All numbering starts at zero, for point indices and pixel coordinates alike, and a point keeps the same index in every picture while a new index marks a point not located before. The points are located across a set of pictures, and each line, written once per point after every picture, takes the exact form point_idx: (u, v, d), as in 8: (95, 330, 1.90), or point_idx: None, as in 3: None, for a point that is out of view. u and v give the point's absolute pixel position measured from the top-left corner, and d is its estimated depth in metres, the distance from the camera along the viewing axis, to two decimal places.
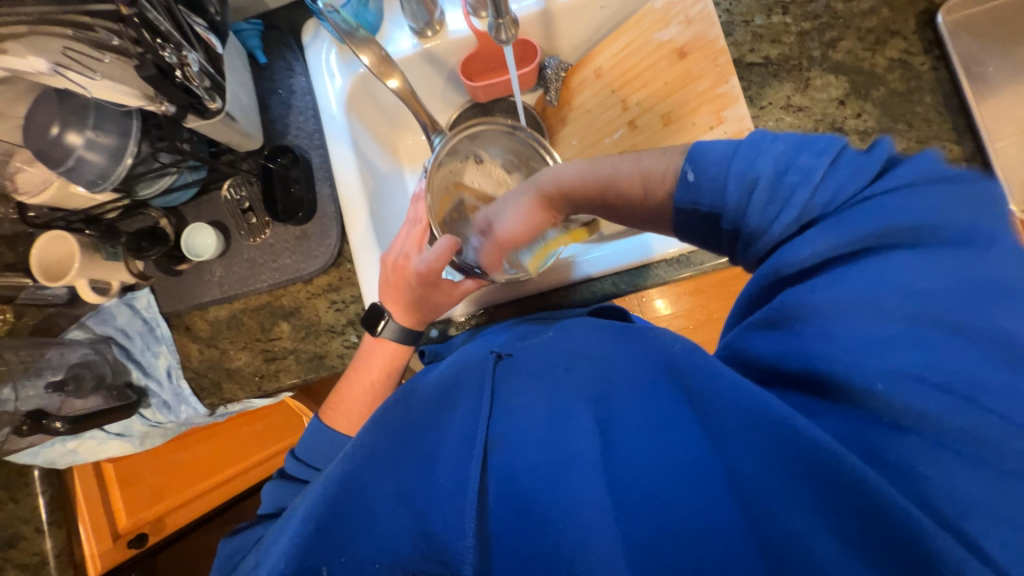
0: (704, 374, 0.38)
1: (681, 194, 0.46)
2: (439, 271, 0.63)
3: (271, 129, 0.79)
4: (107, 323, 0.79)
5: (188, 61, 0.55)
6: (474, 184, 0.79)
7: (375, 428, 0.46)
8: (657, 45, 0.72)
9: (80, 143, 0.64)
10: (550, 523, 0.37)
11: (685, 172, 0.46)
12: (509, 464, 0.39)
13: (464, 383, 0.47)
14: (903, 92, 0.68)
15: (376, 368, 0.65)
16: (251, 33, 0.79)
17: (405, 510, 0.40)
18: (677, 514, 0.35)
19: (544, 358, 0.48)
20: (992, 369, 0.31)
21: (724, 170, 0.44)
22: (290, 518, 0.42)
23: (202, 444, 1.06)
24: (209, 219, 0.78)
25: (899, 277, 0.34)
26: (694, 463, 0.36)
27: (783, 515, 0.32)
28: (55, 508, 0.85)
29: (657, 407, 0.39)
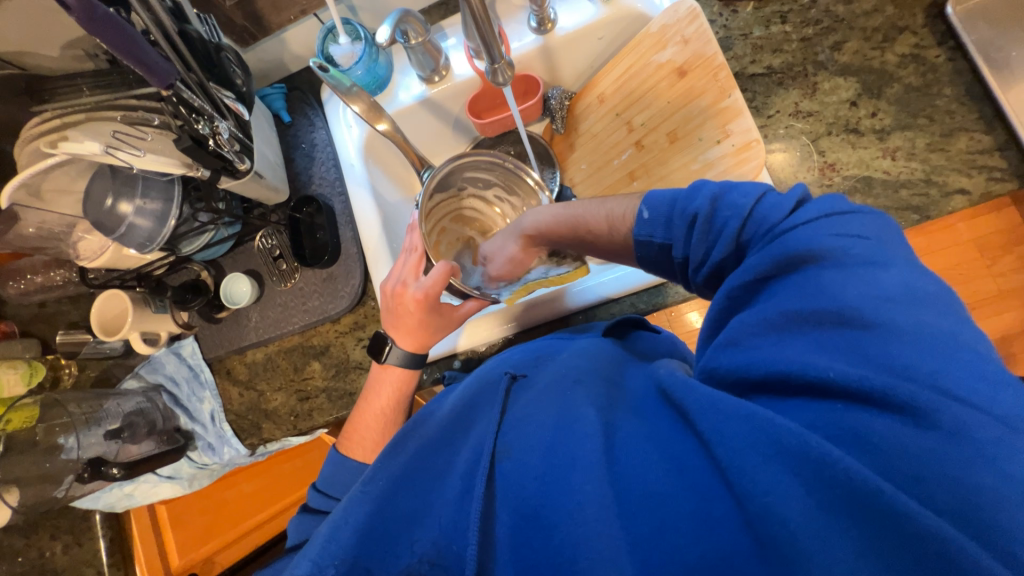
0: (683, 385, 0.41)
1: (639, 229, 0.52)
2: (436, 295, 0.64)
3: (297, 180, 0.85)
4: (157, 371, 0.85)
5: (219, 130, 0.61)
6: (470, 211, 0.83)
7: (400, 448, 0.50)
8: (657, 66, 0.74)
9: (130, 211, 0.70)
10: (556, 528, 0.38)
11: (641, 211, 0.52)
12: (514, 473, 0.42)
13: (483, 403, 0.51)
14: (919, 86, 0.65)
15: (386, 394, 0.66)
16: (275, 96, 0.86)
17: (423, 528, 0.43)
18: (670, 517, 0.36)
19: (552, 376, 0.51)
20: (929, 356, 0.33)
21: (670, 213, 0.50)
22: (309, 545, 0.44)
23: (248, 482, 1.08)
24: (244, 268, 0.84)
25: (856, 289, 0.36)
26: (688, 466, 0.38)
27: (780, 508, 0.32)
28: (114, 550, 0.95)
29: (651, 419, 0.43)
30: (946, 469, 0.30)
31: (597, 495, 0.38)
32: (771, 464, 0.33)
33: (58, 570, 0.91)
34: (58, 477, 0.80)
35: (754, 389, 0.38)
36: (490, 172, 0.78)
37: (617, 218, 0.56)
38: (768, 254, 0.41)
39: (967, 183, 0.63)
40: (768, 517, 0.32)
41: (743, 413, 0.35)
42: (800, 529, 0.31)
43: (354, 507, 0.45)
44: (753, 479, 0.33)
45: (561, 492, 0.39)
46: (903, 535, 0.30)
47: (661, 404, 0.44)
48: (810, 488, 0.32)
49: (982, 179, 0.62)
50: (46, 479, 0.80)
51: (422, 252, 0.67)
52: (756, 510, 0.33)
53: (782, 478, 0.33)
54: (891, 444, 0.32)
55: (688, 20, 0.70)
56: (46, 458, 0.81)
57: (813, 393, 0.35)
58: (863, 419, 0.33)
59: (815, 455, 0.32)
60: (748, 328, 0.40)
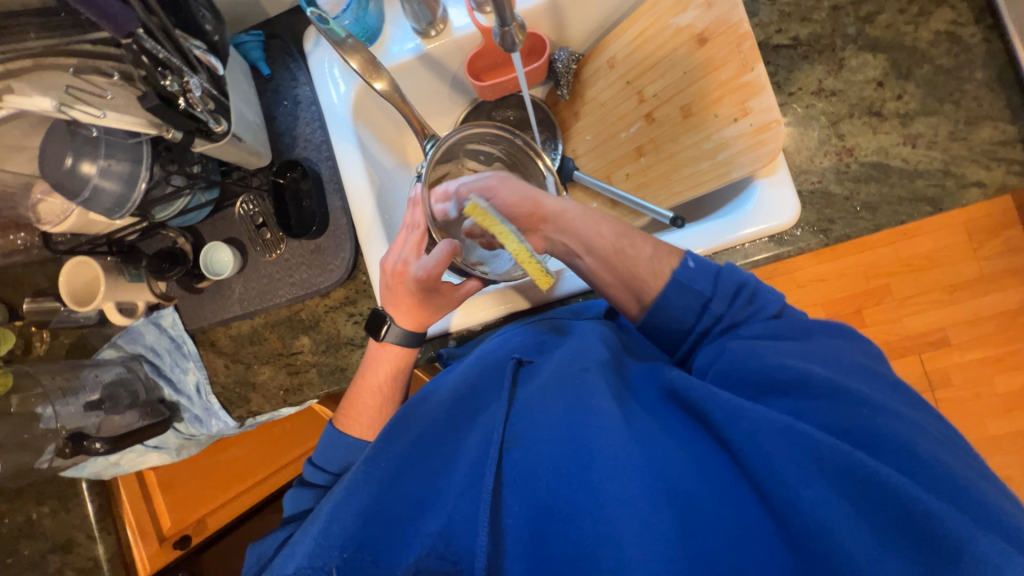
0: (705, 391, 0.43)
1: (682, 273, 0.53)
2: (438, 276, 0.60)
3: (279, 142, 0.78)
4: (136, 341, 0.82)
5: (190, 87, 0.54)
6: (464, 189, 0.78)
7: (402, 427, 0.49)
8: (675, 31, 0.68)
9: (94, 171, 0.63)
10: (574, 522, 0.39)
11: (687, 258, 0.54)
12: (527, 462, 0.42)
13: (486, 388, 0.51)
14: (950, 68, 0.62)
15: (384, 371, 0.64)
16: (252, 44, 0.77)
17: (430, 516, 0.43)
18: (691, 513, 0.38)
19: (557, 361, 0.50)
20: (912, 397, 0.44)
21: (717, 273, 0.53)
22: (311, 523, 0.43)
23: (238, 447, 1.08)
24: (224, 236, 0.78)
25: (862, 353, 0.47)
26: (711, 463, 0.41)
27: (822, 516, 0.36)
28: (105, 517, 0.93)
29: (658, 414, 0.46)
30: (945, 476, 0.38)
31: (618, 491, 0.38)
32: (809, 472, 0.37)
33: (45, 535, 0.89)
34: (37, 446, 0.78)
35: (771, 392, 0.44)
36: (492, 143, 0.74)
37: (656, 257, 0.55)
38: (798, 318, 0.50)
39: (984, 176, 0.60)
40: (797, 512, 0.36)
41: (778, 425, 0.39)
42: (838, 532, 0.35)
43: (356, 488, 0.44)
44: (788, 484, 0.37)
45: (581, 486, 0.40)
46: (935, 538, 0.35)
47: (668, 403, 0.47)
48: (844, 494, 0.36)
49: (1000, 172, 0.60)
50: (26, 448, 0.78)
51: (426, 229, 0.63)
52: (781, 506, 0.37)
53: (816, 486, 0.37)
54: (889, 453, 0.39)
55: None
56: (26, 428, 0.78)
57: (834, 404, 0.41)
58: (875, 434, 0.39)
59: (854, 467, 0.36)
60: (772, 348, 0.47)
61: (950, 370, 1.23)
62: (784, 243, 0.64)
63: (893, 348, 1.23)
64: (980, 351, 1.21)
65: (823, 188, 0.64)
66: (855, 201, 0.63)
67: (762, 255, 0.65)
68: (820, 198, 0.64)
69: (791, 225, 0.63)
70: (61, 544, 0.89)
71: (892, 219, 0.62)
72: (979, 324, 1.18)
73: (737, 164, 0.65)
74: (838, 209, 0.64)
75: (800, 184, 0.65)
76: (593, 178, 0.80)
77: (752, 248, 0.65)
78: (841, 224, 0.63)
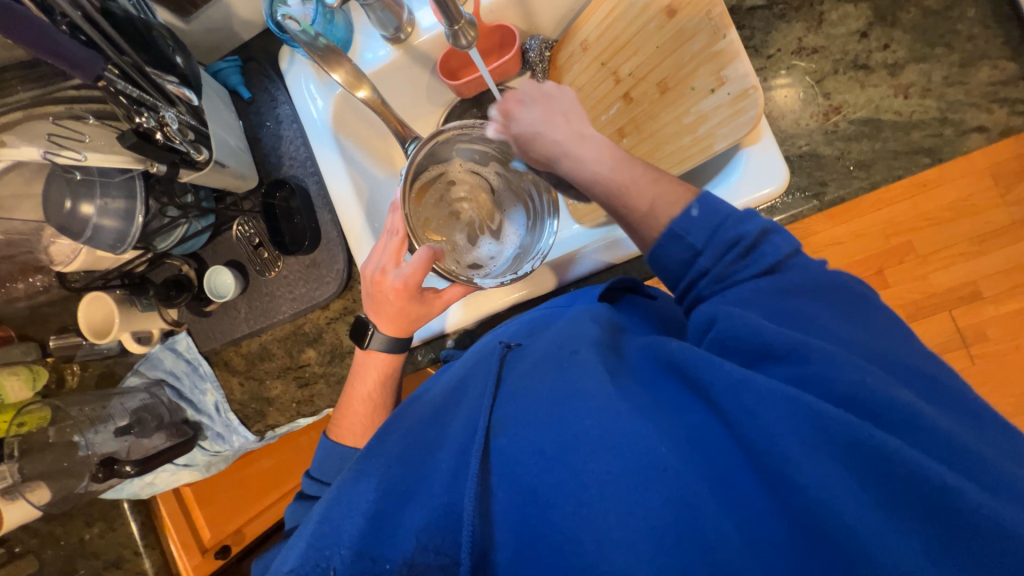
0: (701, 359, 0.40)
1: (679, 223, 0.47)
2: (417, 284, 0.61)
3: (266, 163, 0.80)
4: (157, 367, 0.86)
5: (166, 120, 0.56)
6: (462, 195, 0.74)
7: (395, 428, 0.50)
8: (643, 6, 0.66)
9: (93, 212, 0.66)
10: (555, 506, 0.37)
11: (691, 206, 0.48)
12: (510, 449, 0.41)
13: (476, 377, 0.51)
14: (938, 9, 0.58)
15: (371, 378, 0.66)
16: (230, 70, 0.79)
17: (416, 508, 0.42)
18: (681, 491, 0.35)
19: (548, 345, 0.49)
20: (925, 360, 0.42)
21: (718, 224, 0.47)
22: (305, 526, 0.45)
23: (267, 458, 1.12)
24: (225, 259, 0.81)
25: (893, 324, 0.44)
26: (706, 437, 0.38)
27: (834, 499, 0.33)
28: (148, 531, 1.01)
29: (655, 387, 0.43)
30: (961, 447, 0.35)
31: (601, 471, 0.37)
32: (818, 451, 0.34)
33: (98, 553, 0.96)
34: (76, 472, 0.84)
35: (772, 361, 0.39)
36: (481, 142, 0.69)
37: (653, 211, 0.50)
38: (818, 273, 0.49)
39: (986, 119, 0.57)
40: (799, 490, 0.34)
41: (782, 397, 0.35)
42: (848, 512, 0.32)
43: (351, 487, 0.46)
44: (793, 460, 0.34)
45: (564, 470, 0.38)
46: (957, 524, 0.32)
47: (664, 373, 0.43)
48: (855, 472, 0.34)
49: (1004, 113, 0.57)
50: (69, 475, 0.84)
51: (404, 234, 0.62)
52: (782, 482, 0.34)
53: (826, 463, 0.34)
54: (903, 422, 0.35)
55: None
56: (64, 457, 0.84)
57: (856, 369, 0.37)
58: (892, 404, 0.35)
59: (869, 443, 0.33)
60: (772, 313, 0.42)
61: (983, 325, 1.18)
62: (777, 211, 0.62)
63: (917, 308, 1.19)
64: (1013, 303, 1.15)
65: (812, 151, 0.62)
66: (848, 160, 0.60)
67: None
68: (810, 161, 0.62)
69: (780, 193, 0.61)
70: (111, 562, 0.97)
71: (889, 175, 0.59)
72: (1013, 274, 1.11)
73: (720, 136, 0.62)
74: (830, 171, 0.61)
75: (788, 149, 0.62)
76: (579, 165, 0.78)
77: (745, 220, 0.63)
78: (834, 186, 0.61)
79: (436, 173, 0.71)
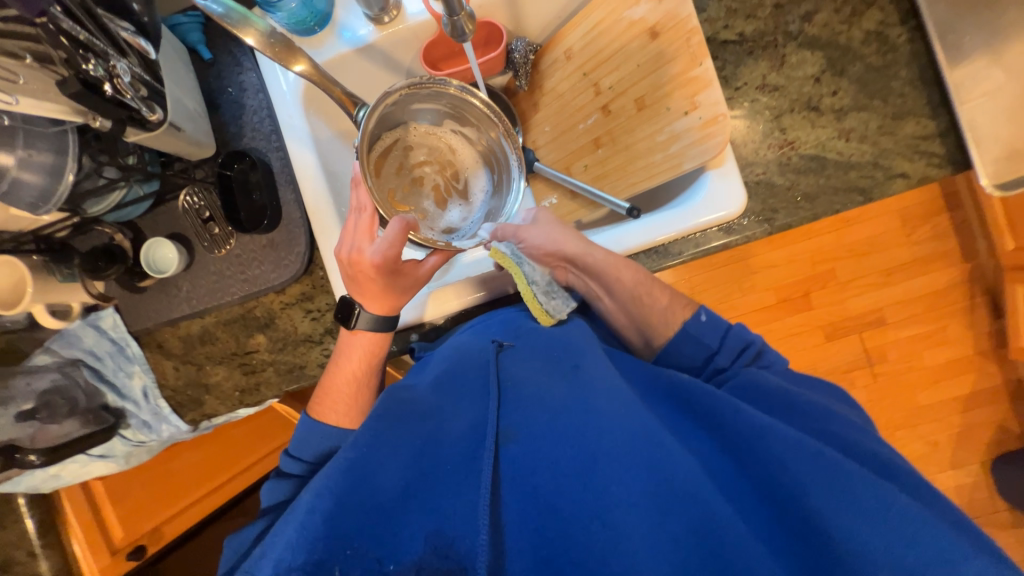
0: (708, 396, 0.49)
1: (695, 326, 0.60)
2: (395, 258, 0.58)
3: (225, 131, 0.74)
4: (73, 346, 0.75)
5: (117, 71, 0.50)
6: (420, 160, 0.73)
7: (384, 423, 0.48)
8: (628, 24, 0.69)
9: (12, 162, 0.58)
10: (581, 522, 0.40)
11: (700, 312, 0.61)
12: (523, 455, 0.44)
13: (470, 374, 0.53)
14: (879, 66, 0.66)
15: (357, 357, 0.64)
16: (191, 26, 0.73)
17: (424, 511, 0.42)
18: (700, 511, 0.40)
19: (552, 358, 0.53)
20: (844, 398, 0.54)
21: (726, 330, 0.59)
22: (293, 511, 0.43)
23: (191, 452, 1.04)
24: (167, 232, 0.74)
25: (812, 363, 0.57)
26: (717, 468, 0.45)
27: (818, 515, 0.40)
28: (46, 530, 0.86)
29: (668, 419, 0.50)
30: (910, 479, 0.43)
31: (626, 493, 0.41)
32: (809, 476, 0.42)
33: None
34: None
35: (775, 409, 0.50)
36: (429, 100, 0.68)
37: (670, 310, 0.63)
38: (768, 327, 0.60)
39: (908, 167, 0.65)
40: (788, 503, 0.42)
41: (786, 437, 0.44)
42: (829, 526, 0.40)
43: (338, 477, 0.44)
44: (790, 483, 0.42)
45: (592, 485, 0.42)
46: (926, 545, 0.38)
47: (675, 407, 0.51)
48: (838, 494, 0.41)
49: (922, 164, 0.65)
50: None
51: (373, 210, 0.60)
52: (777, 498, 0.42)
53: (816, 484, 0.41)
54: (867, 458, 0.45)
55: None
56: None
57: (812, 416, 0.49)
58: (845, 441, 0.46)
59: (841, 470, 0.42)
60: (764, 378, 0.53)
61: (886, 347, 1.32)
62: (733, 232, 0.67)
63: (837, 328, 1.31)
64: (912, 329, 1.31)
65: (767, 179, 0.67)
66: (796, 191, 0.67)
67: (715, 243, 0.67)
68: (764, 188, 0.68)
69: (737, 215, 0.66)
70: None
71: (829, 208, 0.66)
72: (911, 304, 1.28)
73: (689, 156, 0.67)
74: (781, 200, 0.67)
75: (746, 175, 0.68)
76: (554, 169, 0.80)
77: (705, 237, 0.68)
78: (783, 214, 0.67)
79: (398, 142, 0.71)
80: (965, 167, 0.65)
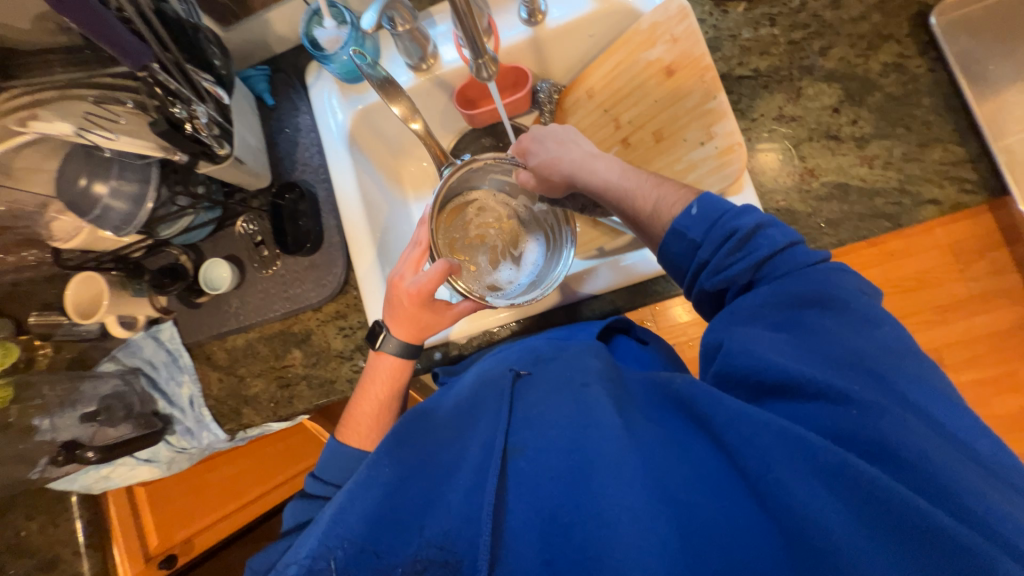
0: (712, 400, 0.42)
1: (680, 220, 0.52)
2: (430, 292, 0.63)
3: (280, 166, 0.84)
4: (135, 355, 0.84)
5: (197, 113, 0.60)
6: (482, 222, 0.79)
7: (401, 445, 0.48)
8: (645, 64, 0.73)
9: (105, 192, 0.68)
10: (577, 525, 0.38)
11: (689, 205, 0.52)
12: (529, 471, 0.42)
13: (487, 400, 0.51)
14: (899, 96, 0.66)
15: (381, 380, 0.67)
16: (258, 78, 0.84)
17: (429, 521, 0.42)
18: (697, 528, 0.37)
19: (563, 375, 0.51)
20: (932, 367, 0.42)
21: (715, 219, 0.50)
22: (315, 525, 0.44)
23: (230, 465, 1.10)
24: (224, 253, 0.82)
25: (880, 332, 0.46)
26: (721, 484, 0.39)
27: (847, 544, 0.33)
28: (92, 531, 0.95)
29: (661, 423, 0.45)
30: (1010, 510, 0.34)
31: (622, 499, 0.38)
32: (832, 497, 0.35)
33: (34, 550, 0.89)
34: (34, 458, 0.81)
35: (771, 397, 0.43)
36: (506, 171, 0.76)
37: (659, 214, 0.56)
38: None
39: (939, 194, 0.64)
40: (797, 522, 0.35)
41: (801, 444, 0.37)
42: (854, 558, 0.33)
43: (360, 493, 0.44)
44: (812, 506, 0.35)
45: (583, 493, 0.39)
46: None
47: (673, 412, 0.46)
48: (872, 525, 0.34)
49: (954, 190, 0.64)
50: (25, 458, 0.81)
51: (426, 246, 0.66)
52: (787, 516, 0.35)
53: (845, 512, 0.35)
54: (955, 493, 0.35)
55: (678, 19, 0.71)
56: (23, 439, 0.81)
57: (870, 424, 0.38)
58: (867, 438, 0.37)
59: (880, 492, 0.34)
60: (765, 344, 0.44)
61: None
62: None
63: None
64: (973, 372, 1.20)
65: (787, 206, 0.68)
66: (819, 218, 0.67)
67: None
68: (785, 215, 0.68)
69: None
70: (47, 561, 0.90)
71: (855, 234, 0.66)
72: (969, 344, 1.19)
73: (705, 184, 0.69)
74: (803, 226, 0.67)
75: (766, 202, 0.69)
76: None
77: None
78: (806, 240, 0.67)
79: (466, 200, 0.77)
80: (1000, 193, 0.63)
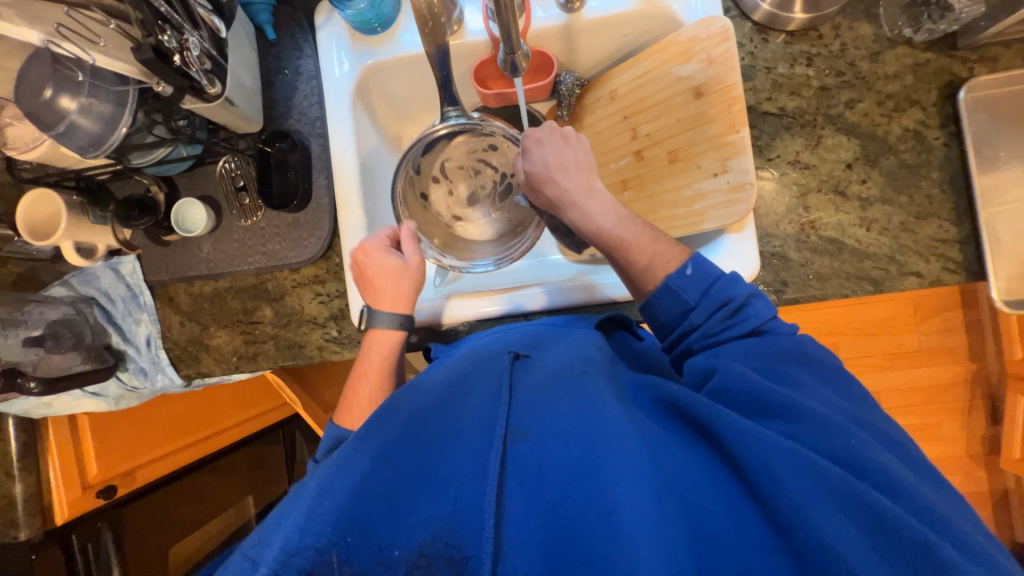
0: (710, 407, 0.42)
1: (675, 280, 0.54)
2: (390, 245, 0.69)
3: (273, 109, 0.78)
4: (90, 284, 0.80)
5: (188, 45, 0.54)
6: (486, 164, 0.80)
7: (394, 410, 0.47)
8: (675, 79, 0.71)
9: (73, 107, 0.61)
10: (586, 521, 0.36)
11: (686, 265, 0.54)
12: (532, 457, 0.40)
13: (483, 378, 0.49)
14: (911, 164, 0.67)
15: (372, 356, 0.65)
16: (260, 6, 0.74)
17: (424, 499, 0.38)
18: (710, 530, 0.36)
19: (557, 365, 0.50)
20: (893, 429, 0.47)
21: (710, 286, 0.53)
22: (298, 498, 0.40)
23: (183, 402, 1.13)
24: (200, 193, 0.77)
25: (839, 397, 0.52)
26: (723, 486, 0.39)
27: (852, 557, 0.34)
28: (27, 454, 0.88)
29: (663, 425, 0.44)
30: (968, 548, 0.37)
31: (634, 493, 0.37)
32: (828, 504, 0.37)
33: None
34: None
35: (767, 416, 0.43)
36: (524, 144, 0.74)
37: (653, 266, 0.56)
38: None
39: (923, 267, 0.66)
40: (808, 534, 0.35)
41: (792, 450, 0.39)
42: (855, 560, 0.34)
43: (347, 463, 0.41)
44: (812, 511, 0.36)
45: (592, 483, 0.38)
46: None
47: (664, 412, 0.45)
48: (867, 533, 0.36)
49: (938, 267, 0.66)
50: None
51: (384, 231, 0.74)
52: (798, 528, 0.36)
53: (841, 523, 0.36)
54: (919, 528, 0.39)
55: (718, 39, 0.68)
56: None
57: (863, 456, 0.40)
58: (862, 469, 0.39)
59: (870, 504, 0.37)
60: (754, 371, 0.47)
61: None
62: None
63: None
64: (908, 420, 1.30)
65: (782, 253, 0.69)
66: (808, 269, 0.68)
67: None
68: (778, 261, 0.69)
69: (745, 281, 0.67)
70: None
71: (839, 291, 0.67)
72: (909, 394, 1.28)
73: (710, 217, 0.68)
74: (793, 274, 0.68)
75: (763, 245, 0.69)
76: None
77: None
78: (792, 288, 0.68)
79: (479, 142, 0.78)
80: (979, 277, 0.66)
